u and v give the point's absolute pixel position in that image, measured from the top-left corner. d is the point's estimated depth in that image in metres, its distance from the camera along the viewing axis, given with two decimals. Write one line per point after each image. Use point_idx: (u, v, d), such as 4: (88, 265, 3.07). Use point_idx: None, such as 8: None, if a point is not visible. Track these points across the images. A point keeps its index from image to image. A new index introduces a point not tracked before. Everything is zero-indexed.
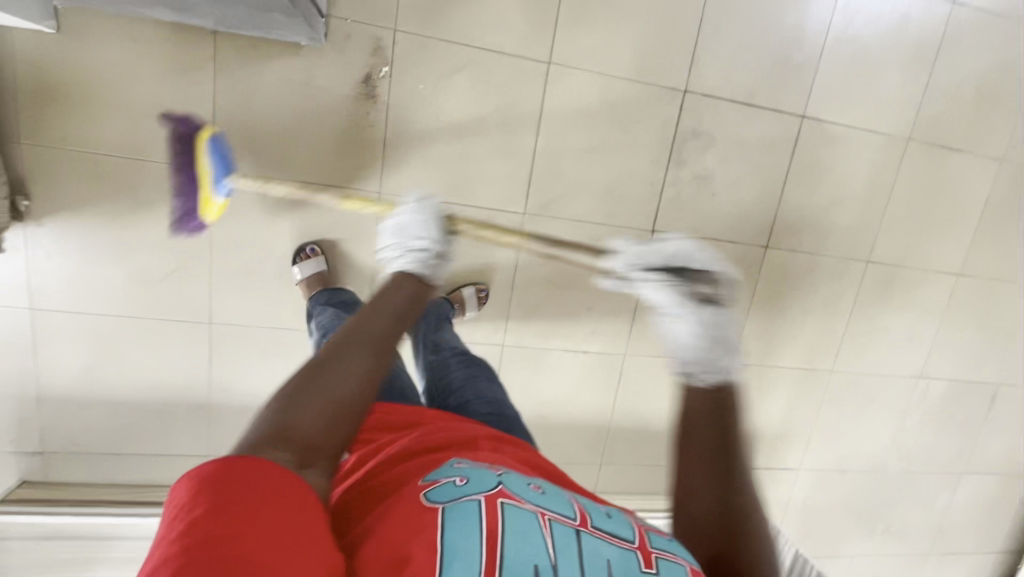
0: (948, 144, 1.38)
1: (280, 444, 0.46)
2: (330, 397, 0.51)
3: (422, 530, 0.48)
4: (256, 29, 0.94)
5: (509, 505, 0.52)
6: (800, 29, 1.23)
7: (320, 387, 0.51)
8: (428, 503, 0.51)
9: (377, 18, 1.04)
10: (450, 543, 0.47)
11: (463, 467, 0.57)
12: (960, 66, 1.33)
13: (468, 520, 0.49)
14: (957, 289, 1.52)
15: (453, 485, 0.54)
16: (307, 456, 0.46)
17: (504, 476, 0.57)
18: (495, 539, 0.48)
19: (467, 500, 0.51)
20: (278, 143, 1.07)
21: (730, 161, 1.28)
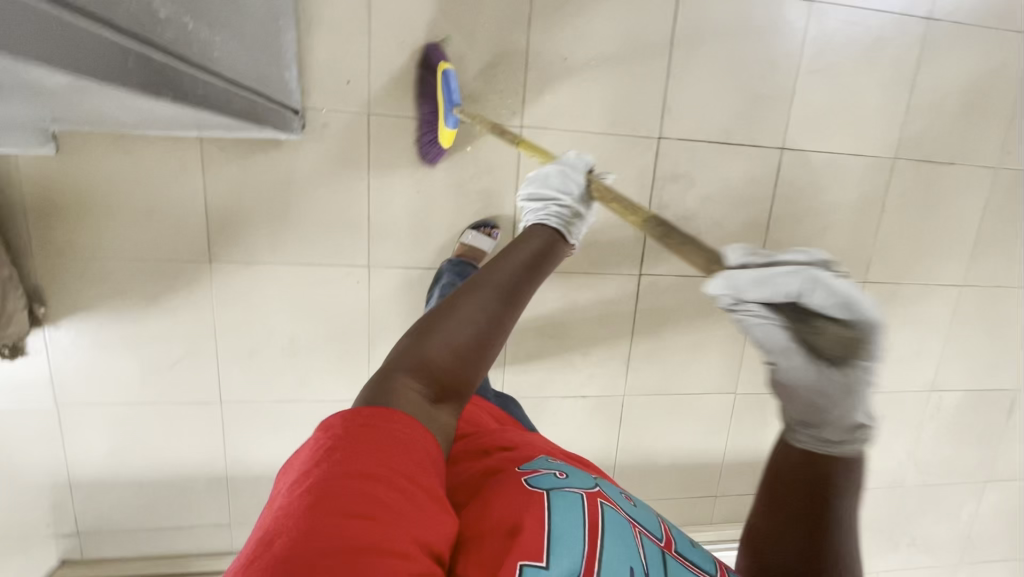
0: (938, 158, 1.36)
1: (410, 377, 0.60)
2: (455, 346, 0.64)
3: (534, 507, 0.58)
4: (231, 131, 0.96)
5: (607, 506, 0.62)
6: (772, 64, 1.23)
7: (454, 326, 0.65)
8: (535, 488, 0.61)
9: (351, 104, 1.09)
10: (557, 524, 0.57)
11: (562, 466, 0.68)
12: (943, 81, 1.31)
13: (575, 511, 0.59)
14: (962, 300, 1.50)
15: (555, 477, 0.65)
16: (435, 396, 0.61)
17: (596, 482, 0.67)
18: (596, 531, 0.57)
19: (572, 493, 0.61)
20: (268, 230, 1.12)
21: (712, 199, 1.29)
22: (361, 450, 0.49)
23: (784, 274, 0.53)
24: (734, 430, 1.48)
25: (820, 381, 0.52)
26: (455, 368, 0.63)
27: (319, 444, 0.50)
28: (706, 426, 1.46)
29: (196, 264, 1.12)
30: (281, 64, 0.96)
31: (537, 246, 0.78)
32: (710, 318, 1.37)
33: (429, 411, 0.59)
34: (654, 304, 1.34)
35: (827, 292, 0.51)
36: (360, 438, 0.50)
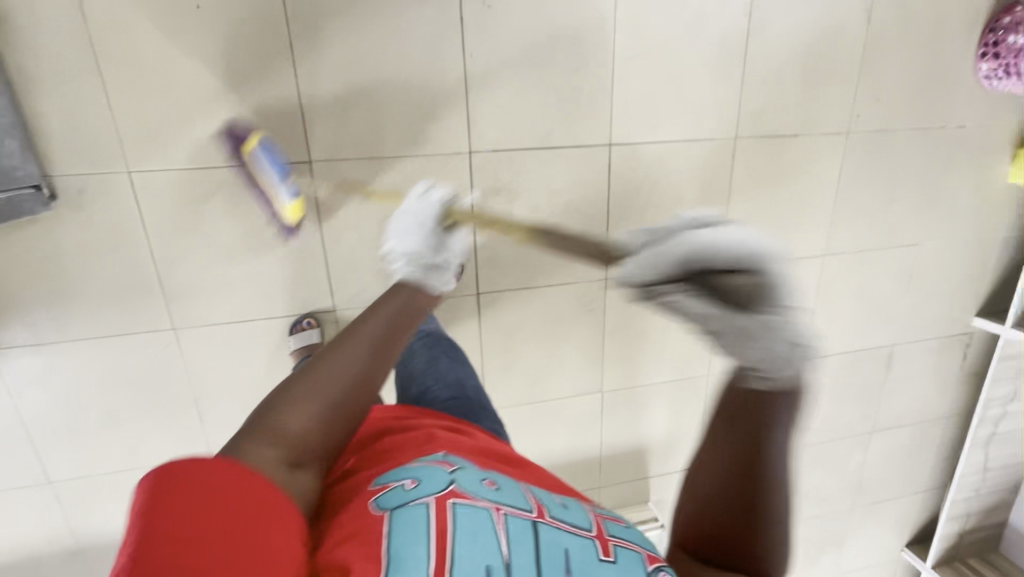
0: (782, 132, 1.29)
1: (271, 444, 0.54)
2: (325, 400, 0.59)
3: (371, 541, 0.53)
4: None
5: (461, 505, 0.57)
6: (583, 55, 1.12)
7: (325, 375, 0.60)
8: (377, 511, 0.57)
9: (104, 163, 0.98)
10: (395, 549, 0.52)
11: (418, 471, 0.62)
12: (777, 50, 1.22)
13: (415, 525, 0.54)
14: (826, 269, 1.47)
15: (404, 489, 0.59)
16: (296, 459, 0.56)
17: (455, 477, 0.61)
18: (444, 539, 0.53)
19: (416, 504, 0.57)
20: (48, 309, 1.04)
21: (542, 208, 1.22)
22: (212, 504, 0.45)
23: (682, 239, 0.47)
24: (607, 426, 1.48)
25: (735, 316, 0.44)
26: (320, 421, 0.58)
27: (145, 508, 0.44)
28: (578, 426, 1.46)
29: None
30: None
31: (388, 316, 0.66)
32: (563, 326, 1.34)
33: (287, 476, 0.54)
34: (501, 320, 1.30)
35: (743, 249, 0.44)
36: (209, 487, 0.46)
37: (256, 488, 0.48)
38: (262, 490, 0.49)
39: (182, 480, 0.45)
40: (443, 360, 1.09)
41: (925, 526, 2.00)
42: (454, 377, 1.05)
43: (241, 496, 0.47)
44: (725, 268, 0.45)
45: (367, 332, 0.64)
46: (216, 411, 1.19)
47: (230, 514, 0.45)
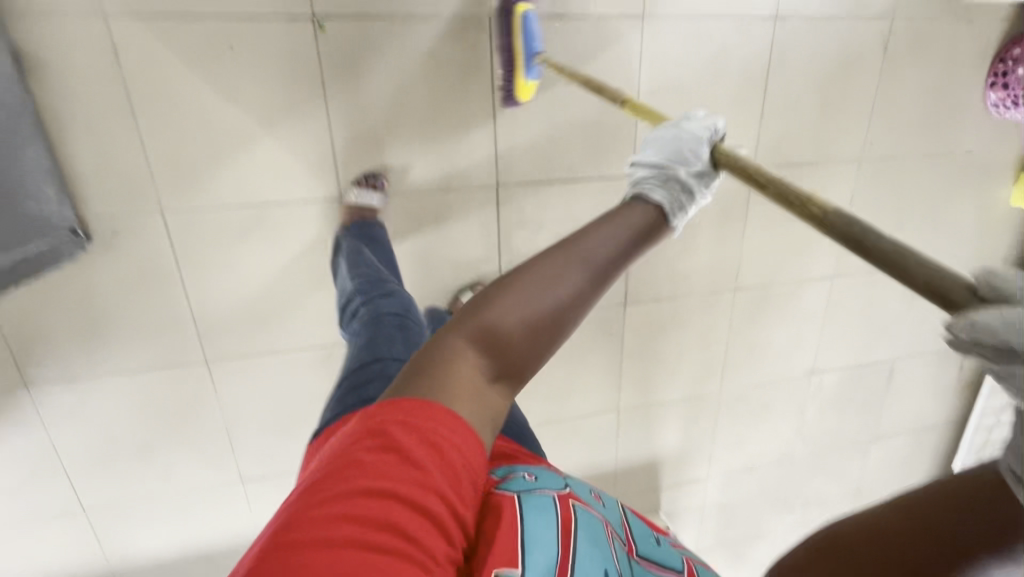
0: (799, 160, 1.32)
1: (475, 350, 0.50)
2: (533, 312, 0.50)
3: (509, 516, 0.52)
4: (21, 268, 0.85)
5: (580, 508, 0.58)
6: (610, 89, 1.14)
7: (528, 293, 0.51)
8: (502, 491, 0.56)
9: (138, 203, 0.98)
10: (530, 528, 0.52)
11: (532, 470, 0.63)
12: (797, 81, 1.24)
13: (547, 511, 0.54)
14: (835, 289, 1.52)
15: (524, 480, 0.60)
16: (498, 373, 0.50)
17: (568, 484, 0.63)
18: (569, 530, 0.53)
19: (542, 494, 0.57)
20: (83, 347, 1.05)
21: None
22: (405, 446, 0.44)
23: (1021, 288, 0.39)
24: (623, 442, 1.53)
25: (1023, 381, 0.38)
26: (530, 335, 0.50)
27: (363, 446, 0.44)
28: (595, 441, 1.50)
29: (10, 392, 1.04)
30: (32, 191, 0.85)
31: (640, 220, 0.57)
32: (583, 348, 1.37)
33: (483, 394, 0.49)
34: None
35: None
36: (412, 428, 0.44)
37: (448, 435, 0.45)
38: (451, 434, 0.46)
39: (385, 423, 0.45)
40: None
41: None
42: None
43: (430, 443, 0.44)
44: (978, 292, 0.39)
45: (598, 257, 0.53)
46: (247, 438, 1.22)
47: (414, 457, 0.43)
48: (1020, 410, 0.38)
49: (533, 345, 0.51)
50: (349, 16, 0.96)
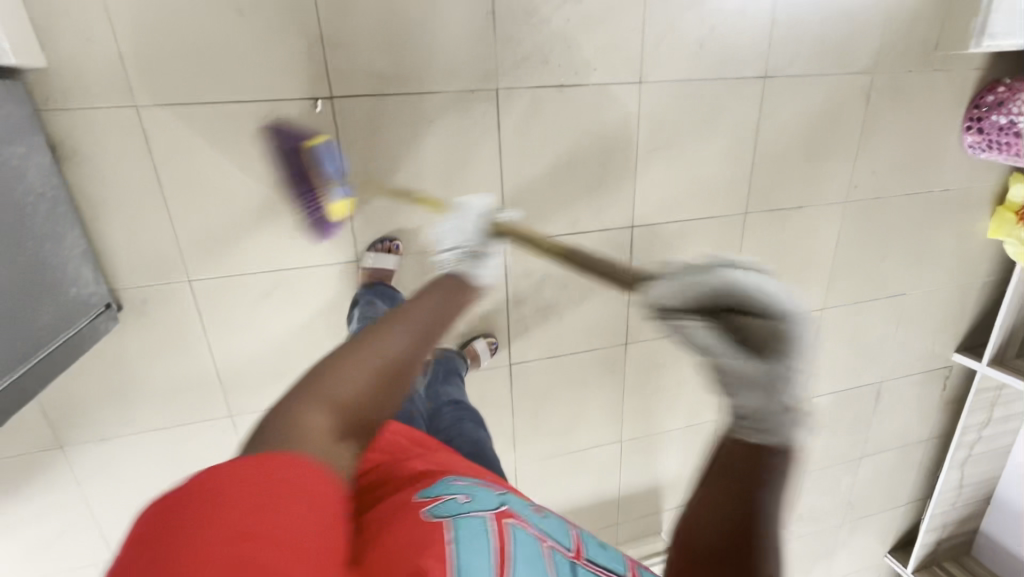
0: (787, 206, 1.39)
1: (323, 413, 0.55)
2: (362, 388, 0.59)
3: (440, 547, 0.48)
4: (71, 352, 0.89)
5: (517, 526, 0.55)
6: (609, 149, 1.20)
7: (410, 320, 0.68)
8: (432, 517, 0.52)
9: (165, 275, 1.03)
10: (465, 558, 0.48)
11: (464, 488, 0.60)
12: (784, 134, 1.31)
13: (480, 537, 0.51)
14: (823, 321, 1.60)
15: (458, 502, 0.56)
16: (343, 433, 0.56)
17: (503, 501, 0.60)
18: (506, 559, 0.50)
19: (474, 517, 0.53)
20: (114, 408, 1.10)
21: (569, 286, 1.31)
22: (263, 486, 0.43)
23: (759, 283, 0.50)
24: (625, 471, 1.60)
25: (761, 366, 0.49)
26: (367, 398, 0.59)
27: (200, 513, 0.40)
28: (600, 472, 1.57)
29: (45, 453, 1.09)
30: (72, 273, 0.90)
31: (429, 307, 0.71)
32: (587, 386, 1.44)
33: (336, 447, 0.54)
34: (531, 386, 1.39)
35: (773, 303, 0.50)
36: (263, 468, 0.45)
37: (303, 477, 0.46)
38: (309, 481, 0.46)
39: (242, 468, 0.44)
40: (468, 421, 1.00)
41: (906, 535, 2.18)
42: (479, 438, 0.96)
43: (292, 486, 0.44)
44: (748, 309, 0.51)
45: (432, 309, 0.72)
46: None
47: (270, 497, 0.42)
48: (715, 342, 0.51)
49: (404, 361, 0.64)
50: (365, 96, 1.02)
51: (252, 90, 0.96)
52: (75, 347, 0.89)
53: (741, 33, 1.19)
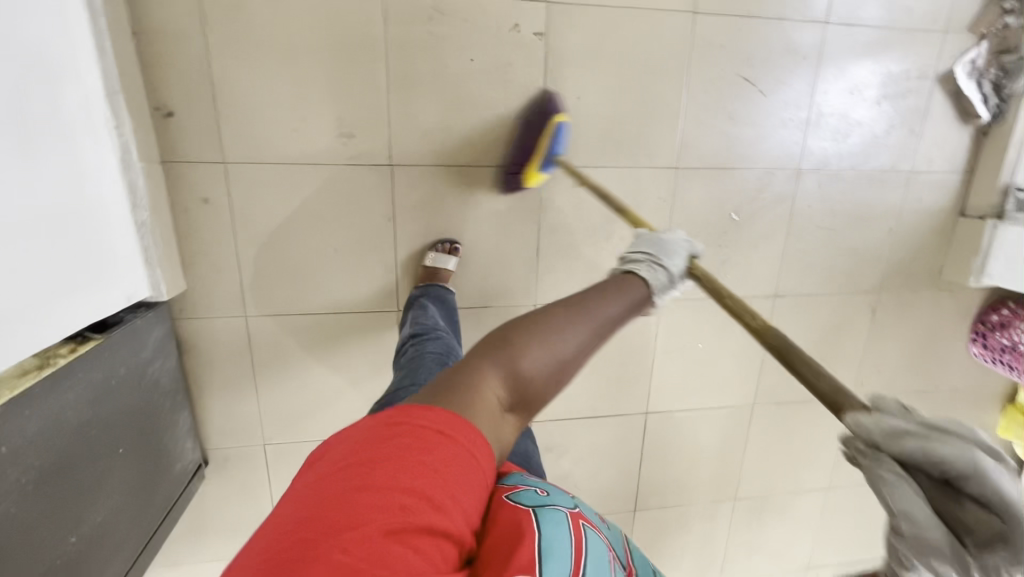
0: (794, 399, 1.52)
1: (500, 382, 0.55)
2: (552, 360, 0.58)
3: (523, 526, 0.51)
4: (175, 509, 1.09)
5: (590, 529, 0.57)
6: (629, 349, 1.37)
7: (537, 335, 0.58)
8: (518, 502, 0.55)
9: (247, 439, 1.24)
10: (549, 539, 0.51)
11: (541, 486, 0.62)
12: (792, 340, 1.45)
13: (562, 528, 0.53)
14: (829, 499, 1.67)
15: (536, 494, 0.59)
16: (515, 405, 0.56)
17: (576, 504, 0.62)
18: (582, 552, 0.52)
19: (556, 510, 0.56)
20: (185, 540, 1.29)
21: (585, 459, 1.46)
22: (364, 475, 0.43)
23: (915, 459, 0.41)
24: None
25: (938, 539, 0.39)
26: (548, 379, 0.58)
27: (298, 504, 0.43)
28: None
29: None
30: (177, 450, 1.10)
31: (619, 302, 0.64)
32: None
33: (502, 420, 0.54)
34: None
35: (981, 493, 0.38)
36: (370, 451, 0.45)
37: (476, 449, 0.49)
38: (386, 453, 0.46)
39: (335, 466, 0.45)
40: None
41: None
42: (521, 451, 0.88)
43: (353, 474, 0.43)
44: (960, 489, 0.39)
45: (603, 315, 0.62)
46: None
47: (437, 479, 0.45)
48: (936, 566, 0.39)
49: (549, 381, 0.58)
50: None
51: (335, 304, 1.18)
52: (178, 504, 1.10)
53: (756, 262, 1.35)
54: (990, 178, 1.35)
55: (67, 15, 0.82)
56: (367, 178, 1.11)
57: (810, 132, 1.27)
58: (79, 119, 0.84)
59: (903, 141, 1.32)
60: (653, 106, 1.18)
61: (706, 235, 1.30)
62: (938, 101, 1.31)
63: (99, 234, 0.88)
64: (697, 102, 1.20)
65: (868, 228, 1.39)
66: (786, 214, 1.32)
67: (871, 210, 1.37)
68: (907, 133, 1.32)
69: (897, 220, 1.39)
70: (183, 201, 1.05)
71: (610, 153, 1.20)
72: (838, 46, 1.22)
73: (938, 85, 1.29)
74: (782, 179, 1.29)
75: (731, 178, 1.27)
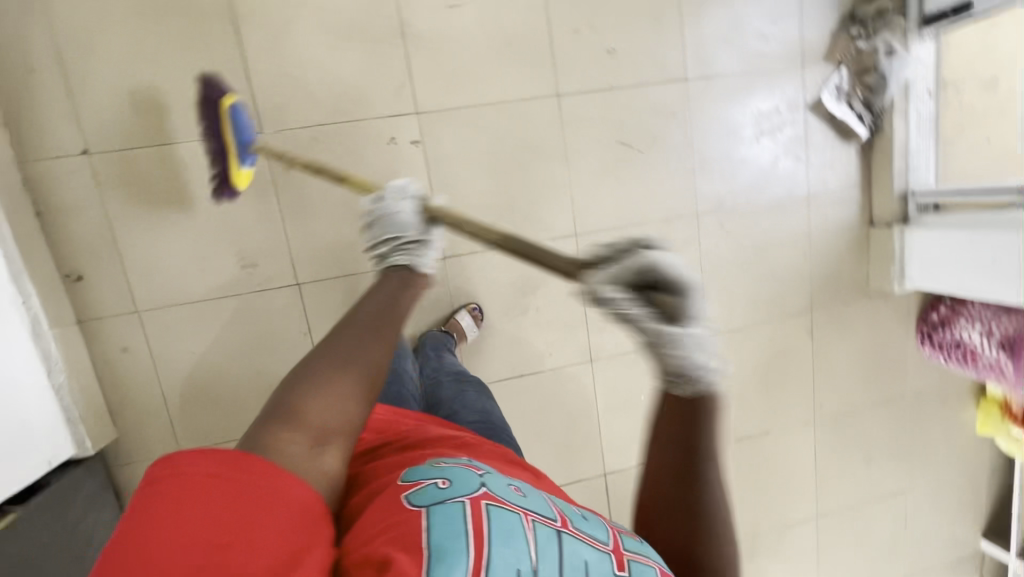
0: (755, 433, 1.50)
1: (292, 432, 0.51)
2: (334, 412, 0.55)
3: (406, 544, 0.45)
4: None
5: (496, 509, 0.50)
6: (573, 414, 1.37)
7: (317, 394, 0.55)
8: (411, 508, 0.49)
9: None
10: (434, 542, 0.45)
11: (443, 472, 0.54)
12: (736, 375, 1.45)
13: (452, 521, 0.47)
14: (822, 529, 1.61)
15: (438, 487, 0.52)
16: (315, 441, 0.52)
17: (489, 480, 0.55)
18: (482, 539, 0.46)
19: (450, 502, 0.49)
20: None
21: None
22: (205, 499, 0.41)
23: None
24: None
25: None
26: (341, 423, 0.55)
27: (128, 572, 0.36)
28: None
29: None
30: None
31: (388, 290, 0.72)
32: None
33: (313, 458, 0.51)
34: None
35: None
36: (194, 479, 0.42)
37: (255, 457, 0.46)
38: (242, 471, 0.44)
39: (159, 511, 0.40)
40: (469, 391, 0.98)
41: None
42: (477, 414, 0.90)
43: (195, 515, 0.40)
44: None
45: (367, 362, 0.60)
46: None
47: (250, 506, 0.42)
48: None
49: (342, 423, 0.55)
50: None
51: None
52: None
53: None
54: (885, 187, 1.38)
55: None
56: (278, 300, 1.17)
57: (699, 177, 1.33)
58: None
59: (792, 169, 1.38)
60: (540, 184, 1.25)
61: None
62: (815, 127, 1.37)
63: (14, 409, 0.93)
64: (583, 171, 1.26)
65: (783, 255, 1.41)
66: (696, 257, 1.36)
67: (780, 237, 1.40)
68: (793, 160, 1.37)
69: (809, 241, 1.42)
70: (103, 352, 1.11)
71: (508, 233, 1.25)
72: (703, 97, 1.30)
73: (811, 113, 1.36)
74: (683, 225, 1.34)
75: (633, 233, 1.32)
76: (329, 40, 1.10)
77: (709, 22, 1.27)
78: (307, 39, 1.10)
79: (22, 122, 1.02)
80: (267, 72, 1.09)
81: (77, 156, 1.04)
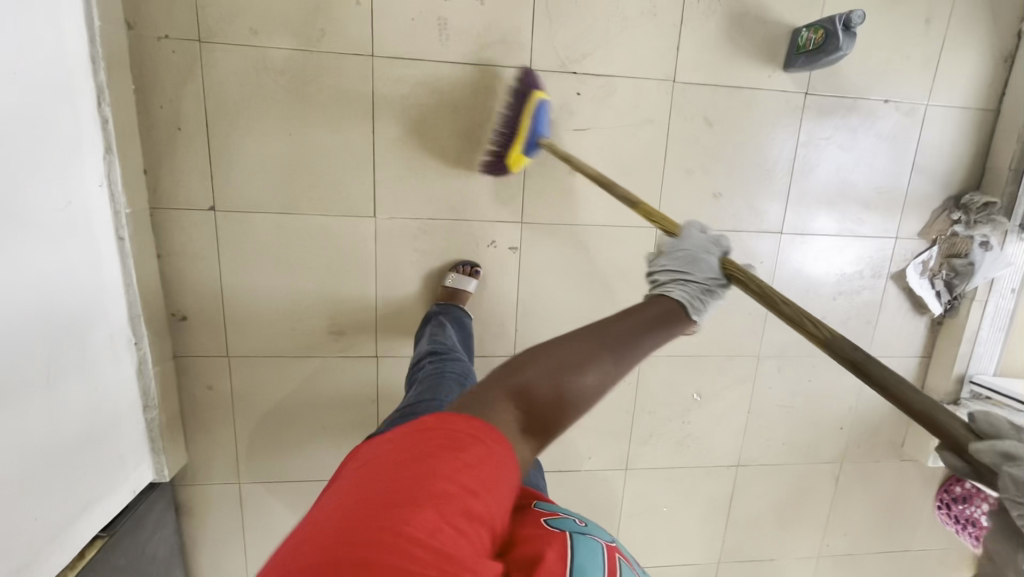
0: (760, 558, 1.57)
1: (515, 407, 0.50)
2: (559, 385, 0.51)
3: (557, 542, 0.51)
4: None
5: (626, 564, 0.54)
6: (597, 511, 1.45)
7: (557, 369, 0.52)
8: (555, 526, 0.55)
9: None
10: (581, 560, 0.49)
11: (582, 516, 0.62)
12: (756, 505, 1.52)
13: (596, 553, 0.51)
14: None
15: (575, 523, 0.58)
16: (530, 427, 0.50)
17: (614, 540, 0.59)
18: (616, 572, 0.50)
19: (593, 538, 0.55)
20: None
21: None
22: (437, 472, 0.44)
23: None
24: None
25: None
26: (556, 402, 0.51)
27: (364, 499, 0.43)
28: None
29: None
30: None
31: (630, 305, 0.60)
32: None
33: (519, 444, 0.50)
34: None
35: None
36: (429, 441, 0.46)
37: (492, 444, 0.47)
38: (469, 453, 0.46)
39: (393, 461, 0.45)
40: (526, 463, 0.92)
41: None
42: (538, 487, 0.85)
43: (411, 483, 0.43)
44: None
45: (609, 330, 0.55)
46: None
47: (476, 474, 0.45)
48: None
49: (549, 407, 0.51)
50: None
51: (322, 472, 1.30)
52: None
53: (717, 434, 1.43)
54: (945, 366, 1.42)
55: (101, 268, 0.98)
56: (355, 367, 1.24)
57: (770, 323, 1.36)
58: (104, 351, 0.99)
59: (861, 330, 1.41)
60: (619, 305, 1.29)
61: (670, 412, 1.39)
62: (893, 297, 1.39)
63: (114, 444, 1.03)
64: None
65: (829, 406, 1.46)
66: (747, 394, 1.41)
67: (832, 390, 1.45)
68: (864, 322, 1.40)
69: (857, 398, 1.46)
70: (191, 387, 1.19)
71: None
72: (793, 250, 1.32)
73: (893, 281, 1.38)
74: (743, 363, 1.38)
75: (694, 363, 1.37)
76: (457, 144, 1.14)
77: (818, 182, 1.29)
78: (436, 139, 1.13)
79: (160, 173, 1.07)
80: (392, 163, 1.13)
81: (203, 211, 1.10)
